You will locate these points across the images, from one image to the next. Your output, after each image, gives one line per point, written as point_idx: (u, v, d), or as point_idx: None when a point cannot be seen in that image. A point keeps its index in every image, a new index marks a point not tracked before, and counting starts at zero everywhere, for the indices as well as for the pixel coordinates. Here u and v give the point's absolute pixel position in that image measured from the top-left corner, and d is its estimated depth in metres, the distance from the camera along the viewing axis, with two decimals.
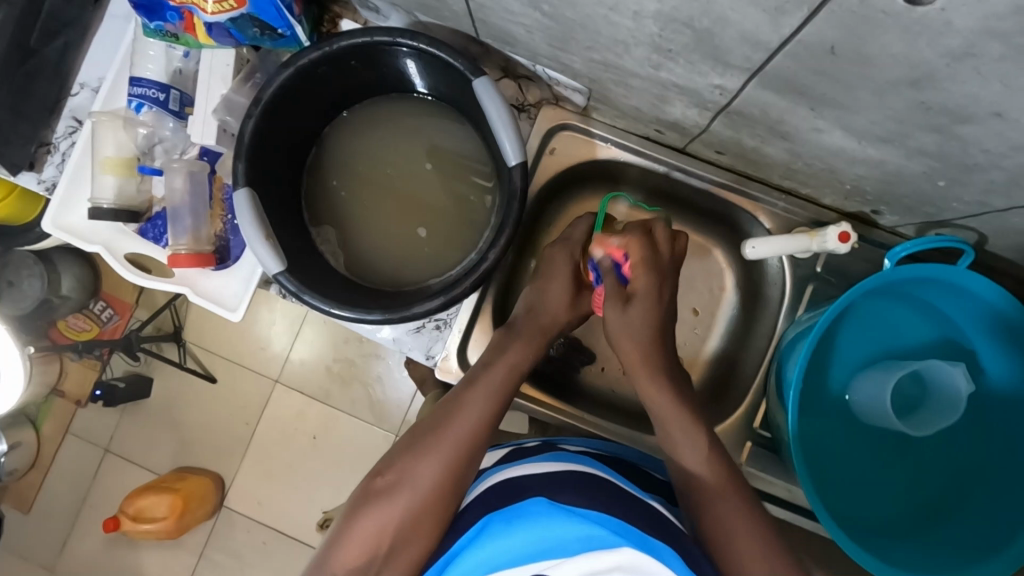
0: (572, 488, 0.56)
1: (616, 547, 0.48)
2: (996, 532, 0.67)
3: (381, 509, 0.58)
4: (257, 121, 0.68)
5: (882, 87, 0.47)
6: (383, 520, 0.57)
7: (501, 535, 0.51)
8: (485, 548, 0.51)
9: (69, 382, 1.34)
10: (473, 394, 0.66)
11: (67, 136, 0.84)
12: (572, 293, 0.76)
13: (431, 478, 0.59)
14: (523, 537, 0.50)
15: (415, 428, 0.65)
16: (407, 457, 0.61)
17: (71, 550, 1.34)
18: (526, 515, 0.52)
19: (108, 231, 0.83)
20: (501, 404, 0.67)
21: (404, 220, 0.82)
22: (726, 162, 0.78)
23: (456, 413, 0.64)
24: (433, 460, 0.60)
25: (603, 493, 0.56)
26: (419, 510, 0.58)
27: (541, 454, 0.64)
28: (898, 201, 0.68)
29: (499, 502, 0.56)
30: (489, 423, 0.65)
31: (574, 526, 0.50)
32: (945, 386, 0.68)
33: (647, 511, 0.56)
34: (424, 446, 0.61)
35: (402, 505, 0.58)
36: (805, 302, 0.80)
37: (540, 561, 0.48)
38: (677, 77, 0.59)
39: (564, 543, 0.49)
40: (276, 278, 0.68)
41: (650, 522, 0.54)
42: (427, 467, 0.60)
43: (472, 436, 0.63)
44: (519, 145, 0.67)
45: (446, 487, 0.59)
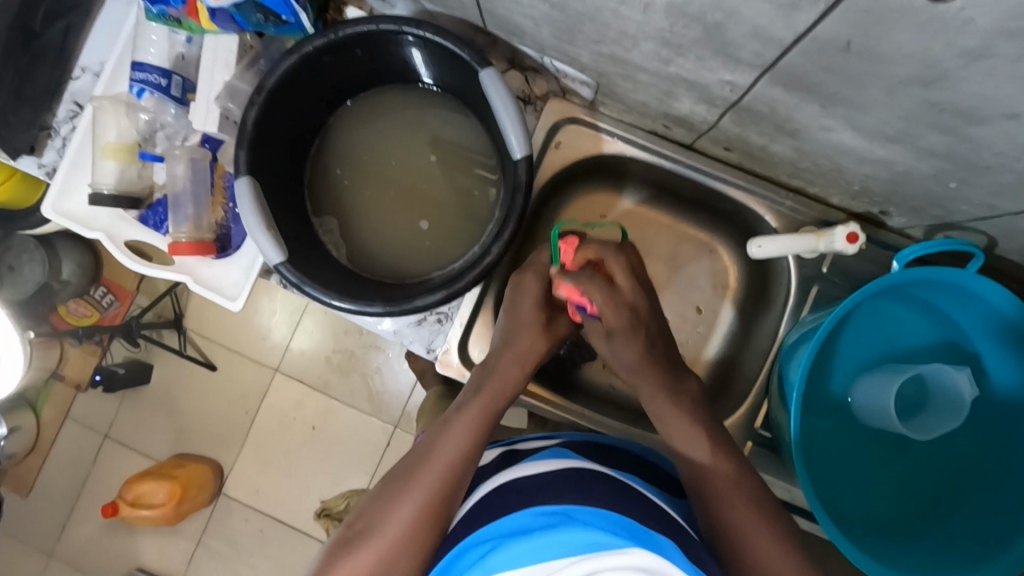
0: (574, 489, 0.55)
1: (622, 548, 0.46)
2: (994, 537, 0.67)
3: (352, 558, 0.56)
4: (259, 109, 0.67)
5: (894, 86, 0.46)
6: (356, 569, 0.55)
7: (504, 543, 0.50)
8: (488, 556, 0.50)
9: (70, 367, 1.33)
10: (446, 434, 0.64)
11: (68, 121, 0.83)
12: (544, 320, 0.74)
13: (402, 525, 0.57)
14: (525, 543, 0.49)
15: (393, 472, 0.64)
16: (381, 503, 0.59)
17: (69, 535, 1.35)
18: (529, 524, 0.51)
19: (108, 218, 0.82)
20: (478, 440, 0.64)
21: (406, 212, 0.81)
22: (733, 159, 0.78)
23: (431, 453, 0.62)
24: (403, 508, 0.58)
25: (606, 492, 0.55)
26: (390, 559, 0.55)
27: (539, 453, 0.64)
28: (906, 202, 0.67)
29: (501, 508, 0.55)
30: (465, 461, 0.62)
31: (576, 529, 0.49)
32: (947, 390, 0.67)
33: (650, 509, 0.55)
34: (396, 492, 0.60)
35: (374, 552, 0.56)
36: (809, 303, 0.79)
37: (544, 564, 0.47)
38: (685, 72, 0.58)
39: (566, 545, 0.48)
40: (277, 269, 0.67)
41: (652, 517, 0.54)
42: (398, 513, 0.58)
43: (446, 475, 0.60)
44: (524, 139, 0.66)
45: (418, 533, 0.56)
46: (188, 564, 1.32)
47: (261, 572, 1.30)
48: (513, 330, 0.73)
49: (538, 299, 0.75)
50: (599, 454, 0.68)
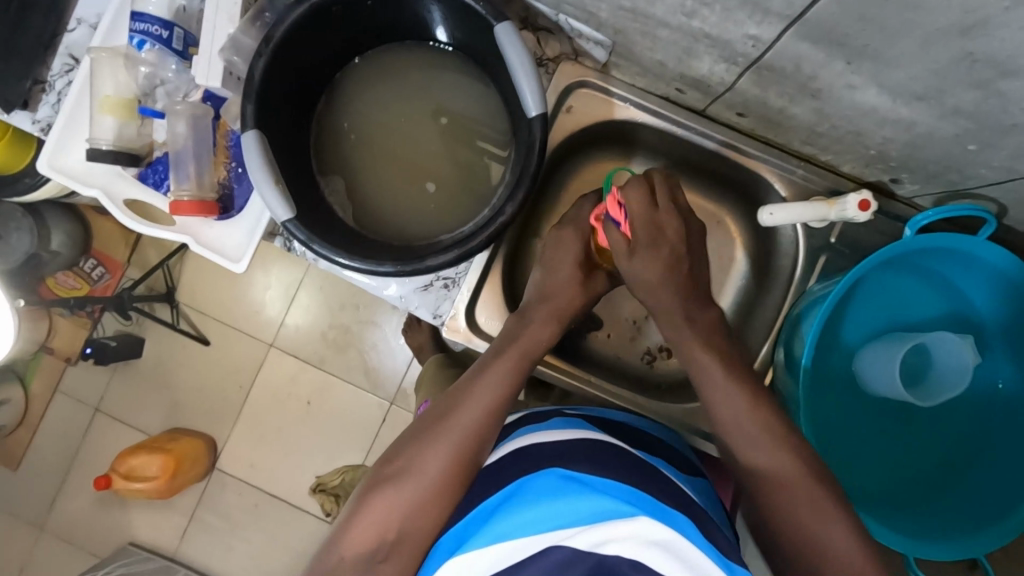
0: (587, 455, 0.55)
1: (634, 517, 0.47)
2: (994, 504, 0.68)
3: (389, 496, 0.55)
4: (267, 60, 0.65)
5: (929, 36, 0.45)
6: (389, 507, 0.55)
7: (516, 507, 0.51)
8: (499, 522, 0.50)
9: (59, 340, 1.31)
10: (482, 383, 0.63)
11: (63, 75, 0.81)
12: (580, 276, 0.73)
13: (438, 470, 0.56)
14: (537, 510, 0.49)
15: (427, 414, 0.63)
16: (416, 444, 0.59)
17: (60, 509, 1.33)
18: (541, 489, 0.51)
19: (105, 175, 0.80)
20: (513, 394, 0.63)
21: (413, 174, 0.80)
22: (746, 125, 0.77)
23: (465, 399, 0.61)
24: (439, 452, 0.57)
25: (620, 463, 0.56)
26: (423, 501, 0.55)
27: (552, 420, 0.64)
28: (920, 167, 0.67)
29: (514, 471, 0.55)
30: (499, 412, 0.61)
31: (588, 499, 0.49)
32: (951, 358, 0.68)
33: (663, 482, 0.56)
34: (431, 434, 0.59)
35: (409, 493, 0.55)
36: (816, 273, 0.80)
37: (557, 531, 0.48)
38: (710, 27, 0.57)
39: (580, 514, 0.48)
40: (285, 225, 0.66)
41: (663, 490, 0.54)
42: (434, 458, 0.57)
43: (474, 426, 0.60)
44: (541, 96, 0.65)
45: (453, 479, 0.56)
46: (181, 538, 1.32)
47: (255, 545, 1.30)
48: (530, 294, 0.72)
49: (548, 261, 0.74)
50: (609, 427, 0.68)
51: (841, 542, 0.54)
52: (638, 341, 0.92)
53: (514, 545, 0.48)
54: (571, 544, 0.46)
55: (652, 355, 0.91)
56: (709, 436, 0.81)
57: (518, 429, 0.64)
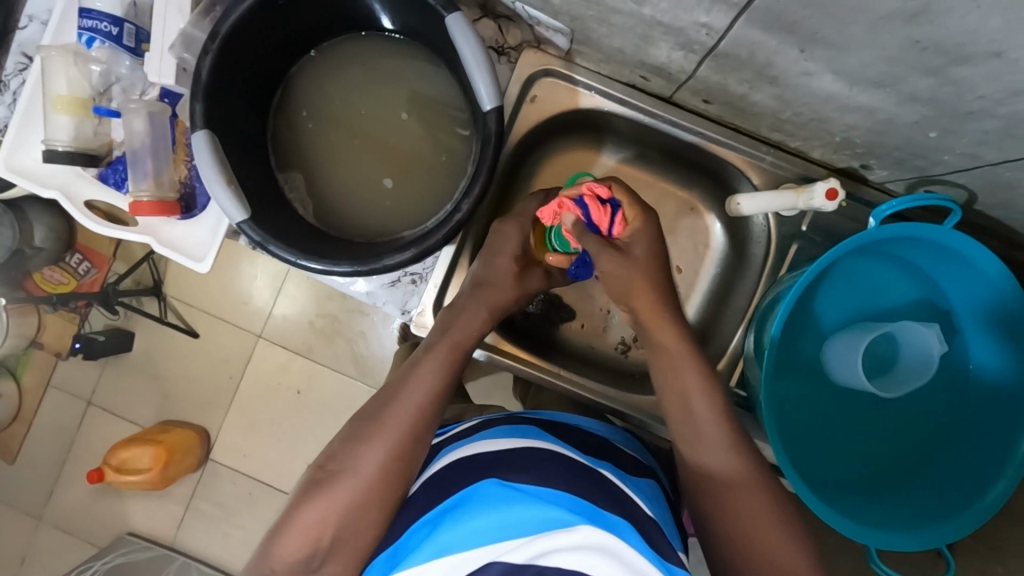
0: (533, 466, 0.56)
1: (575, 526, 0.48)
2: (956, 493, 0.67)
3: (321, 501, 0.55)
4: (214, 57, 0.63)
5: (876, 23, 0.44)
6: (326, 512, 0.55)
7: (460, 521, 0.51)
8: (445, 533, 0.50)
9: (48, 335, 1.30)
10: (414, 377, 0.63)
11: (17, 74, 0.79)
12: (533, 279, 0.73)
13: (370, 469, 0.57)
14: (482, 522, 0.50)
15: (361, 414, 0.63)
16: (350, 445, 0.59)
17: (57, 501, 1.35)
18: (487, 500, 0.52)
19: (65, 175, 0.78)
20: (448, 384, 0.64)
21: (374, 168, 0.78)
22: (714, 112, 0.75)
23: (399, 397, 0.62)
24: (369, 452, 0.58)
25: (568, 470, 0.56)
26: (359, 504, 0.56)
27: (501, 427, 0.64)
28: (887, 152, 0.65)
29: (462, 483, 0.55)
30: (432, 405, 0.62)
31: (533, 508, 0.50)
32: (917, 348, 0.67)
33: (606, 485, 0.57)
34: (364, 436, 0.59)
35: (343, 496, 0.56)
36: (787, 263, 0.79)
37: (498, 543, 0.48)
38: (661, 14, 0.55)
39: (523, 525, 0.49)
40: (240, 226, 0.64)
41: (605, 492, 0.55)
42: (366, 458, 0.58)
43: (416, 421, 0.60)
44: (495, 90, 0.63)
45: (388, 476, 0.57)
46: (178, 526, 1.33)
47: (252, 532, 1.32)
48: (480, 285, 0.72)
49: (510, 255, 0.73)
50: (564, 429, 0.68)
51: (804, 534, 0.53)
52: (612, 330, 0.91)
53: (458, 557, 0.48)
54: (511, 558, 0.46)
55: (626, 346, 0.91)
56: None
57: (469, 436, 0.64)
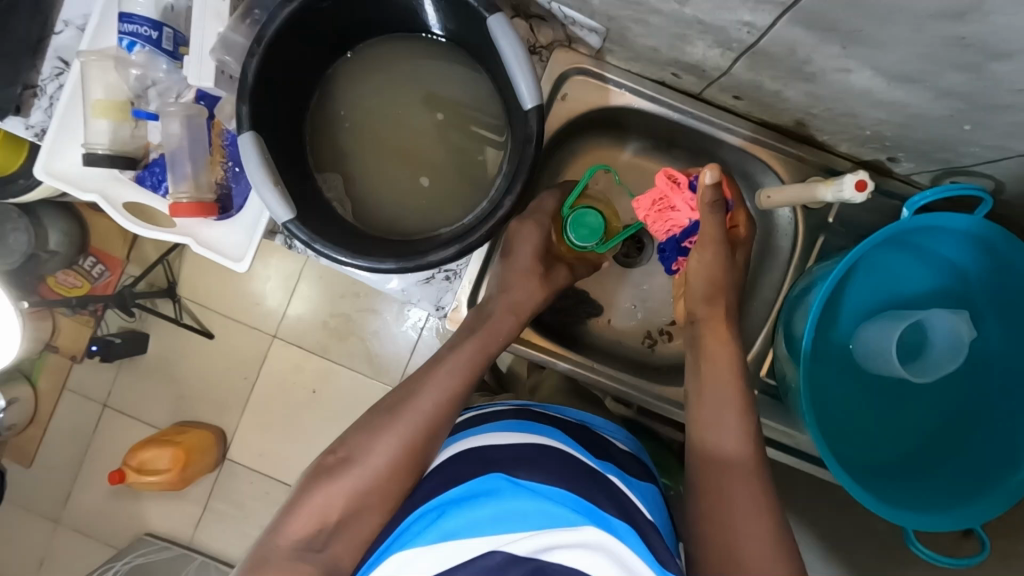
0: (537, 460, 0.58)
1: (578, 525, 0.51)
2: (985, 475, 0.69)
3: (328, 486, 0.57)
4: (259, 60, 0.64)
5: (920, 21, 0.45)
6: (333, 498, 0.57)
7: (464, 510, 0.53)
8: (449, 520, 0.53)
9: (63, 338, 1.30)
10: (436, 374, 0.64)
11: (54, 78, 0.80)
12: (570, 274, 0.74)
13: (379, 459, 0.58)
14: (487, 511, 0.53)
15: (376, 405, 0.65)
16: (362, 433, 0.61)
17: (75, 503, 1.36)
18: (491, 492, 0.54)
19: (102, 179, 0.79)
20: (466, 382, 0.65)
21: (408, 167, 0.80)
22: (742, 108, 0.77)
23: (415, 392, 0.63)
24: (379, 442, 0.59)
25: (571, 468, 0.58)
26: (365, 493, 0.57)
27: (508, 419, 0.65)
28: (915, 145, 0.67)
29: (465, 473, 0.57)
30: (458, 399, 0.63)
31: (537, 503, 0.53)
32: (946, 336, 0.69)
33: (608, 487, 0.58)
34: (378, 426, 0.60)
35: (351, 484, 0.57)
36: (815, 254, 0.81)
37: (501, 535, 0.51)
38: (703, 14, 0.57)
39: (526, 519, 0.52)
40: (286, 225, 0.66)
41: (608, 495, 0.57)
42: (378, 449, 0.59)
43: (432, 418, 0.61)
44: (536, 88, 0.64)
45: (395, 468, 0.58)
46: (196, 526, 1.35)
47: None
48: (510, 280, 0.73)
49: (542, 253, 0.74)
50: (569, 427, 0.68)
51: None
52: (638, 324, 0.93)
53: (460, 542, 0.51)
54: (513, 548, 0.49)
55: (653, 339, 0.92)
56: None
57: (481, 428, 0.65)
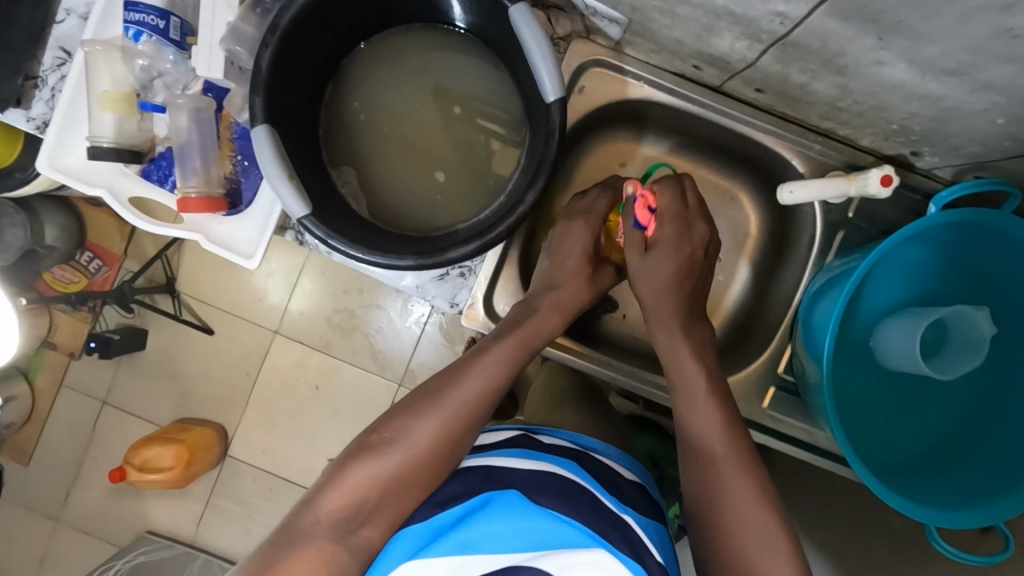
0: (553, 486, 0.55)
1: (592, 548, 0.49)
2: None
3: (370, 465, 0.56)
4: (273, 50, 0.62)
5: (968, 12, 0.44)
6: (367, 478, 0.55)
7: (477, 522, 0.52)
8: (462, 531, 0.51)
9: (60, 334, 1.30)
10: (474, 369, 0.63)
11: (55, 69, 0.78)
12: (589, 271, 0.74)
13: (426, 443, 0.57)
14: (501, 528, 0.51)
15: (415, 389, 0.63)
16: (406, 416, 0.59)
17: (75, 502, 1.34)
18: (507, 506, 0.52)
19: (109, 173, 0.77)
20: (507, 379, 0.64)
21: (422, 161, 0.78)
22: (763, 101, 0.76)
23: (458, 382, 0.62)
24: (426, 426, 0.58)
25: (588, 498, 0.55)
26: (402, 476, 0.56)
27: (513, 447, 0.62)
28: (944, 140, 0.66)
29: (480, 488, 0.55)
30: (491, 394, 0.62)
31: (552, 521, 0.51)
32: (970, 332, 0.68)
33: (622, 521, 0.55)
34: (421, 409, 0.59)
35: (390, 466, 0.56)
36: (835, 250, 0.79)
37: (512, 552, 0.49)
38: (735, 4, 0.55)
39: (539, 540, 0.50)
40: (301, 222, 0.64)
41: (622, 533, 0.53)
42: (422, 429, 0.58)
43: (471, 410, 0.60)
44: (559, 80, 0.62)
45: (437, 455, 0.57)
46: (198, 524, 1.33)
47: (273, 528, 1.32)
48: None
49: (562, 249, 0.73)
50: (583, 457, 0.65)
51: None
52: None
53: (474, 558, 0.49)
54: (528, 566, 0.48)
55: None
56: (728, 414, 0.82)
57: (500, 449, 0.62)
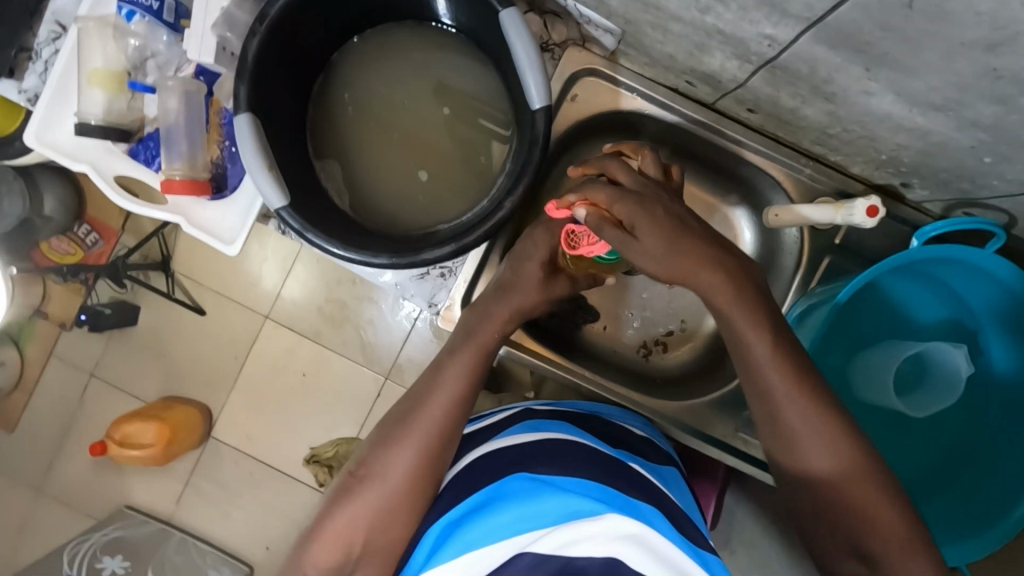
0: (553, 457, 0.57)
1: (603, 515, 0.49)
2: (974, 514, 0.68)
3: (352, 507, 0.58)
4: (261, 39, 0.62)
5: (953, 49, 0.43)
6: (355, 518, 0.58)
7: (488, 514, 0.52)
8: (474, 528, 0.52)
9: (53, 305, 1.29)
10: (440, 380, 0.64)
11: (49, 42, 0.77)
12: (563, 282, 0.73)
13: (399, 474, 0.59)
14: (507, 516, 0.51)
15: (389, 415, 0.65)
16: (380, 448, 0.61)
17: (57, 472, 1.35)
18: (514, 493, 0.53)
19: (95, 151, 0.77)
20: (471, 387, 0.64)
21: (409, 160, 0.78)
22: (756, 122, 0.75)
23: (425, 400, 0.63)
24: (395, 462, 0.59)
25: (594, 465, 0.57)
26: (388, 508, 0.58)
27: (519, 425, 0.64)
28: (933, 174, 0.65)
29: (485, 480, 0.57)
30: (459, 406, 0.63)
31: (558, 498, 0.51)
32: (948, 368, 0.67)
33: (632, 478, 0.58)
34: (393, 438, 0.61)
35: (372, 502, 0.58)
36: (818, 277, 0.78)
37: (524, 535, 0.49)
38: (724, 24, 0.55)
39: (550, 514, 0.50)
40: (278, 213, 0.64)
41: (634, 486, 0.57)
42: (396, 463, 0.59)
43: (444, 424, 0.62)
44: (545, 88, 0.62)
45: (416, 483, 0.59)
46: (177, 503, 1.33)
47: (252, 513, 1.32)
48: (504, 287, 0.71)
49: (539, 262, 0.71)
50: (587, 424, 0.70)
51: (916, 527, 0.51)
52: (634, 333, 0.91)
53: (485, 550, 0.49)
54: (540, 547, 0.48)
55: (647, 349, 0.91)
56: (704, 437, 0.81)
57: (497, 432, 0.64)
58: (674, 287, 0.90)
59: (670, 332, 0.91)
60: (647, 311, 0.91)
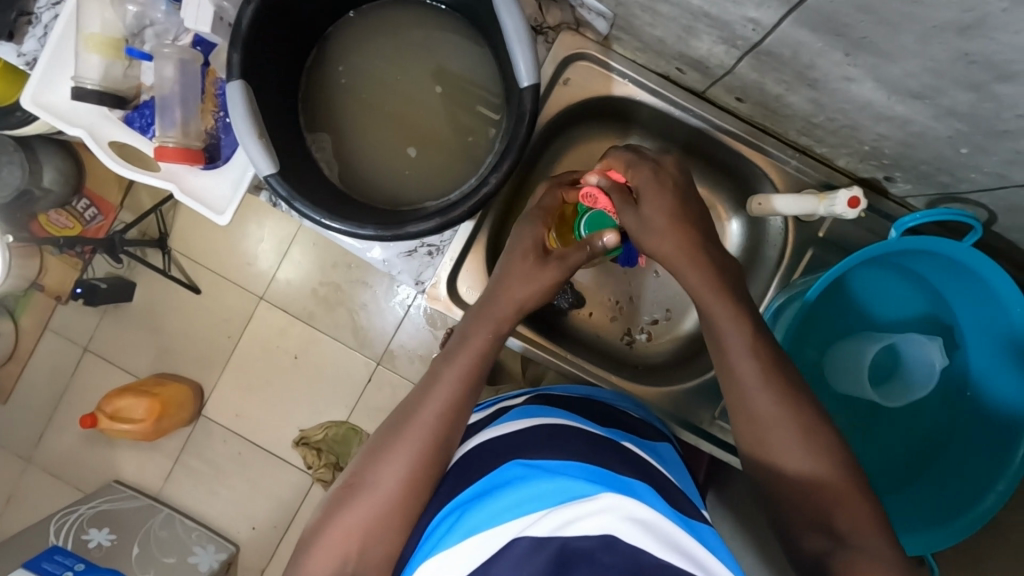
0: (545, 442, 0.57)
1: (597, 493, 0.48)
2: (941, 508, 0.68)
3: (346, 516, 0.55)
4: (256, 7, 0.62)
5: (927, 32, 0.44)
6: (349, 527, 0.55)
7: (485, 502, 0.51)
8: (471, 517, 0.50)
9: (50, 278, 1.30)
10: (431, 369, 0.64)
11: (50, 7, 0.78)
12: None
13: (392, 481, 0.56)
14: (501, 504, 0.49)
15: (388, 420, 0.62)
16: (375, 455, 0.58)
17: (47, 444, 1.35)
18: (512, 479, 0.52)
19: (90, 115, 0.78)
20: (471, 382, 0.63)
21: (400, 134, 0.79)
22: (745, 111, 0.76)
23: (422, 402, 0.60)
24: (393, 466, 0.57)
25: (584, 451, 0.57)
26: (385, 517, 0.55)
27: (511, 414, 0.65)
28: (915, 167, 0.66)
29: (481, 470, 0.56)
30: (455, 412, 0.60)
31: (553, 480, 0.50)
32: (920, 361, 0.68)
33: (622, 459, 0.58)
34: (389, 444, 0.58)
35: (366, 510, 0.55)
36: (802, 268, 0.80)
37: (520, 518, 0.47)
38: (709, 6, 0.56)
39: (545, 495, 0.49)
40: (267, 180, 0.64)
41: (629, 467, 0.56)
42: (389, 470, 0.57)
43: (438, 431, 0.59)
44: (534, 66, 0.63)
45: (411, 489, 0.56)
46: (166, 479, 1.34)
47: (239, 492, 1.33)
48: None
49: None
50: (575, 405, 0.70)
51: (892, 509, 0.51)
52: (620, 320, 0.92)
53: (485, 536, 0.48)
54: (536, 530, 0.46)
55: (632, 337, 0.92)
56: (685, 424, 0.82)
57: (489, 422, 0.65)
58: (661, 276, 0.91)
59: (655, 321, 0.92)
60: (633, 300, 0.91)
